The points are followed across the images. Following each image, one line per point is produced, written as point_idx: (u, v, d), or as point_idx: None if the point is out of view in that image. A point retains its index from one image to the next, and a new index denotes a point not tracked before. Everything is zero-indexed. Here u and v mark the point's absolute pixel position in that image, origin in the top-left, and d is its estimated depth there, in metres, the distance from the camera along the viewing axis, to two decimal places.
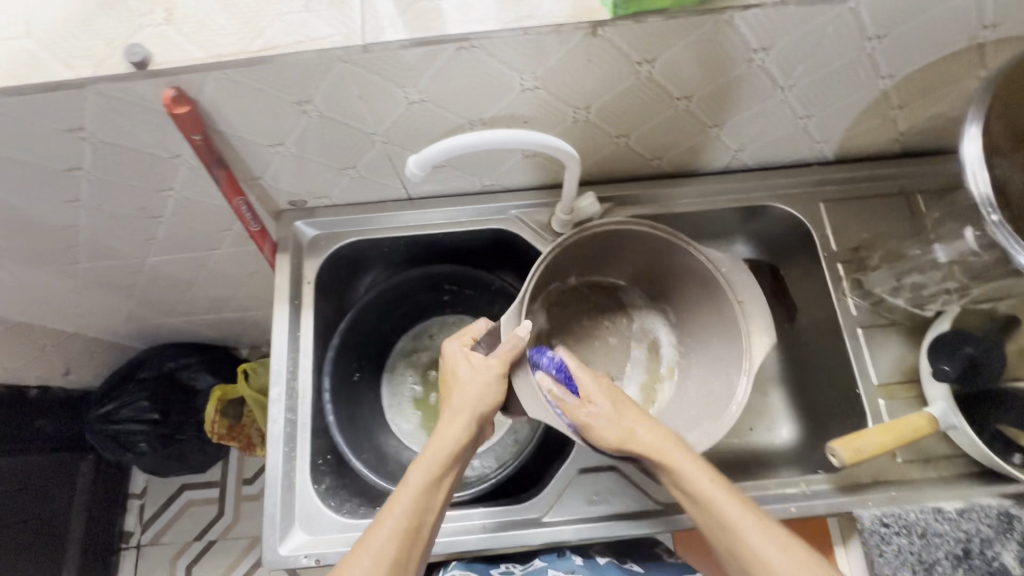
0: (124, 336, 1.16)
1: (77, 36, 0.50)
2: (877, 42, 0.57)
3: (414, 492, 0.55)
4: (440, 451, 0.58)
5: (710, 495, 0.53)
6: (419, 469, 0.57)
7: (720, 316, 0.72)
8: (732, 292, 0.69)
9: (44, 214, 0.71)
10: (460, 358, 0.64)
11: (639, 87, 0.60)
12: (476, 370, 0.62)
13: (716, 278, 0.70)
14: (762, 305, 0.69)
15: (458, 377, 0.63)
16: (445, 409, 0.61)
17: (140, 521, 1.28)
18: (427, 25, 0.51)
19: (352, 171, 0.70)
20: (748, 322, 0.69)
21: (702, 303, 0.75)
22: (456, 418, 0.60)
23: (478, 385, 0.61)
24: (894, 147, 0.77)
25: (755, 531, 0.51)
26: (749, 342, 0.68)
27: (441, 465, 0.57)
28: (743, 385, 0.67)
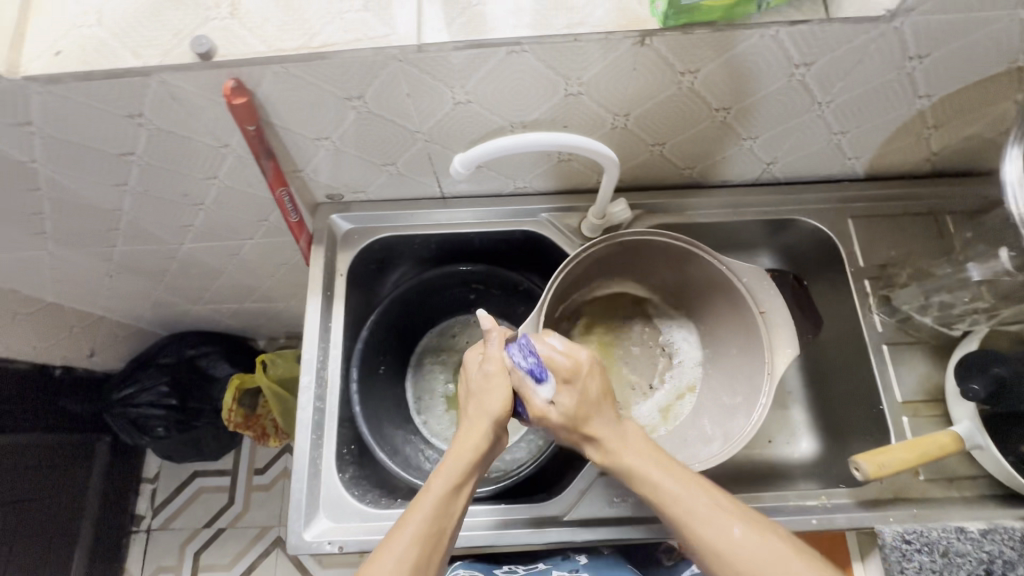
0: (150, 321, 1.19)
1: (147, 27, 0.53)
2: (918, 62, 0.58)
3: (434, 498, 0.54)
4: (459, 457, 0.57)
5: (659, 488, 0.54)
6: (439, 476, 0.56)
7: (742, 326, 0.73)
8: (755, 303, 0.70)
9: (91, 196, 0.73)
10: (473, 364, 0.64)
11: (679, 97, 0.61)
12: (491, 376, 0.61)
13: (737, 287, 0.70)
14: (787, 316, 0.69)
15: (474, 384, 0.62)
16: (463, 417, 0.61)
17: (152, 505, 1.30)
18: (480, 29, 0.52)
19: (391, 168, 0.71)
20: (771, 334, 0.69)
21: (725, 312, 0.75)
22: (474, 425, 0.59)
23: (493, 390, 0.60)
24: (925, 167, 0.77)
25: (705, 522, 0.52)
26: (772, 353, 0.68)
27: (461, 471, 0.56)
28: (765, 394, 0.67)
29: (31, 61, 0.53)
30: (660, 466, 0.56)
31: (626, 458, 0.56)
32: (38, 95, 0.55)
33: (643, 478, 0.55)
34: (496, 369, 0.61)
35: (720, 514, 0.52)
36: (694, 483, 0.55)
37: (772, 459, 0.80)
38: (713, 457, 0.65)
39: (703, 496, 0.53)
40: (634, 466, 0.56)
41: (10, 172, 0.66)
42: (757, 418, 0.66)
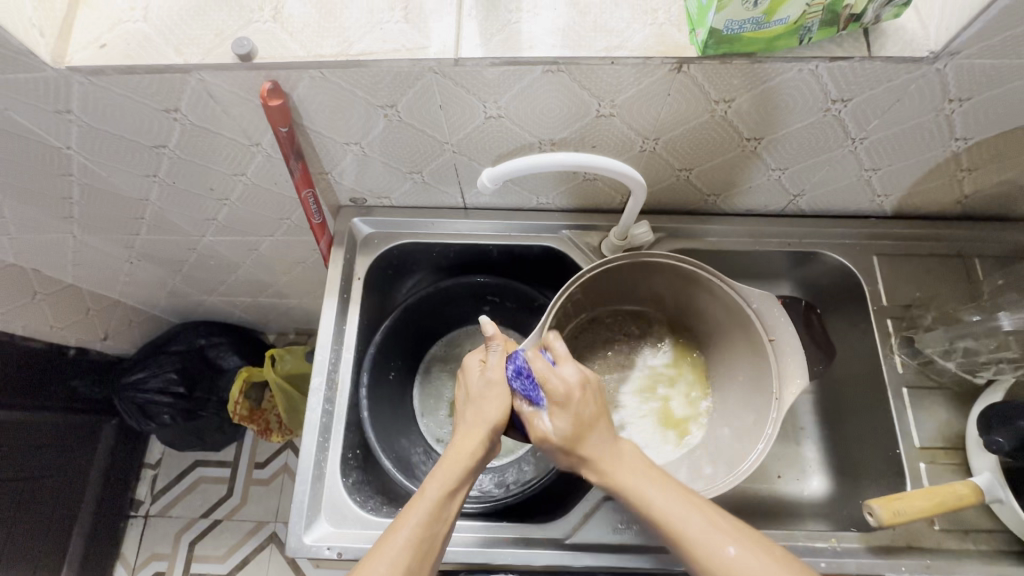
0: (164, 309, 1.20)
1: (192, 26, 0.54)
2: (957, 105, 0.57)
3: (429, 504, 0.54)
4: (457, 461, 0.57)
5: (650, 502, 0.54)
6: (435, 478, 0.56)
7: (751, 353, 0.71)
8: (764, 331, 0.68)
9: (120, 185, 0.74)
10: (474, 369, 0.63)
11: (711, 125, 0.61)
12: (492, 385, 0.61)
13: (747, 314, 0.69)
14: (798, 347, 0.67)
15: (473, 390, 0.62)
16: (460, 422, 0.61)
17: (151, 491, 1.30)
18: (517, 47, 0.53)
19: (416, 176, 0.72)
20: (782, 364, 0.67)
21: (734, 340, 0.73)
22: (472, 432, 0.59)
23: (494, 402, 0.60)
24: (955, 209, 0.76)
25: (700, 536, 0.52)
26: (781, 383, 0.67)
27: (457, 477, 0.56)
28: (773, 423, 0.66)
29: (76, 52, 0.54)
30: (652, 480, 0.55)
31: (619, 478, 0.56)
32: (79, 84, 0.56)
33: (634, 492, 0.55)
34: (497, 379, 0.61)
35: (713, 527, 0.52)
36: (687, 495, 0.55)
37: (780, 496, 0.79)
38: (714, 487, 0.64)
39: (697, 510, 0.53)
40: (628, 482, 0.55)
41: (45, 157, 0.67)
42: (761, 451, 0.65)
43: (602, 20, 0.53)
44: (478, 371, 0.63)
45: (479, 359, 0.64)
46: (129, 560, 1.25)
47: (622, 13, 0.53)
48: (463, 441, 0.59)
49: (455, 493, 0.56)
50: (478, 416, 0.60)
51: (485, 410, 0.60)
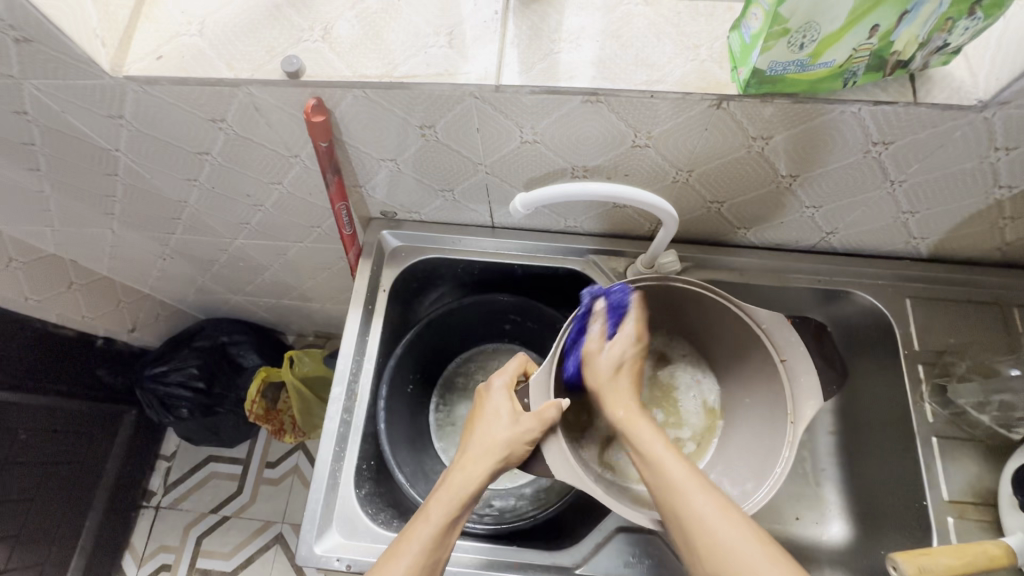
0: (191, 305, 1.22)
1: (243, 42, 0.56)
2: (1004, 153, 0.56)
3: (430, 528, 0.54)
4: (462, 489, 0.57)
5: (657, 456, 0.55)
6: (439, 503, 0.56)
7: (764, 378, 0.68)
8: (776, 351, 0.66)
9: (163, 187, 0.77)
10: (499, 400, 0.63)
11: (747, 160, 0.60)
12: (514, 421, 0.60)
13: (756, 333, 0.66)
14: (811, 367, 0.65)
15: (489, 415, 0.62)
16: (469, 448, 0.60)
17: (165, 482, 1.32)
18: (557, 77, 0.53)
19: (448, 194, 0.73)
20: (795, 386, 0.65)
21: (748, 366, 0.70)
22: (481, 459, 0.59)
23: (511, 440, 0.59)
24: (995, 255, 0.74)
25: (694, 493, 0.51)
26: (796, 405, 0.65)
27: (462, 500, 0.56)
28: (789, 446, 0.63)
29: (133, 62, 0.56)
30: (668, 443, 0.56)
31: (638, 429, 0.57)
32: (133, 93, 0.58)
33: (647, 447, 0.56)
34: (518, 418, 0.60)
35: (710, 502, 0.50)
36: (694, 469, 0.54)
37: (798, 538, 0.76)
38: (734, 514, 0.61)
39: (702, 486, 0.52)
40: (643, 438, 0.57)
41: (93, 156, 0.70)
42: (778, 478, 0.62)
43: (643, 54, 0.54)
44: (505, 403, 0.62)
45: (504, 389, 0.64)
46: (138, 549, 1.27)
47: (664, 48, 0.54)
48: (472, 462, 0.59)
49: (457, 521, 0.56)
50: (488, 440, 0.59)
51: (496, 436, 0.59)
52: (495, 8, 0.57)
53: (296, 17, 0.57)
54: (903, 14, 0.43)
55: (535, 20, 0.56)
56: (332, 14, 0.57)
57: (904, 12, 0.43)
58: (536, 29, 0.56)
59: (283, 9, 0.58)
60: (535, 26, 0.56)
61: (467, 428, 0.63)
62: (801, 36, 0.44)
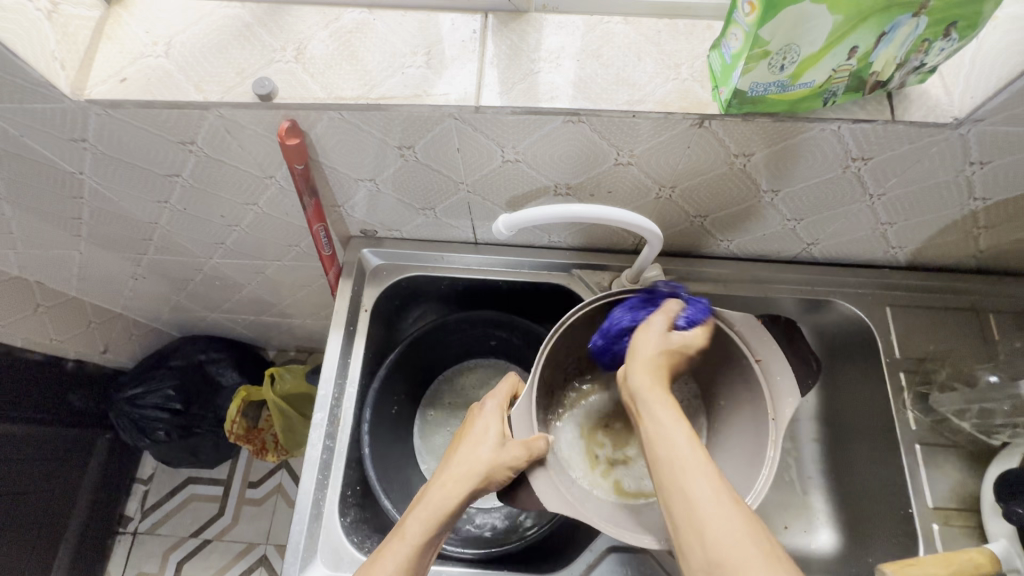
0: (165, 324, 1.18)
1: (212, 62, 0.54)
2: (978, 167, 0.57)
3: (408, 547, 0.52)
4: (444, 505, 0.54)
5: (666, 428, 0.45)
6: (419, 519, 0.53)
7: (739, 379, 0.66)
8: (750, 350, 0.63)
9: (132, 208, 0.74)
10: (490, 419, 0.61)
11: (728, 176, 0.60)
12: (502, 444, 0.58)
13: (730, 335, 0.64)
14: (786, 367, 0.63)
15: (478, 432, 0.60)
16: (453, 465, 0.57)
17: (142, 507, 1.28)
18: (536, 97, 0.53)
19: (429, 212, 0.71)
20: (773, 383, 0.62)
21: (728, 370, 0.68)
22: (465, 477, 0.56)
23: (496, 461, 0.57)
24: (969, 262, 0.75)
25: (696, 481, 0.42)
26: (775, 402, 0.62)
27: (443, 518, 0.54)
28: (773, 445, 0.60)
29: (96, 85, 0.54)
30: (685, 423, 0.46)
31: (655, 400, 0.48)
32: (96, 116, 0.55)
33: (657, 420, 0.46)
34: (506, 441, 0.59)
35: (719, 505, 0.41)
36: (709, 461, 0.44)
37: (786, 546, 0.76)
38: None
39: (714, 482, 0.42)
40: (657, 426, 0.46)
41: (56, 179, 0.67)
42: (761, 486, 0.58)
43: (624, 73, 0.53)
44: (495, 422, 0.61)
45: (494, 406, 0.62)
46: None
47: (645, 68, 0.54)
48: (455, 477, 0.56)
49: (434, 533, 0.53)
50: (473, 457, 0.57)
51: (483, 456, 0.57)
52: (473, 26, 0.56)
53: (267, 37, 0.56)
54: (880, 35, 0.44)
55: (514, 40, 0.55)
56: (306, 33, 0.56)
57: (882, 33, 0.43)
58: (515, 48, 0.55)
59: (253, 29, 0.56)
60: (514, 45, 0.55)
61: (454, 441, 0.61)
62: (780, 57, 0.44)
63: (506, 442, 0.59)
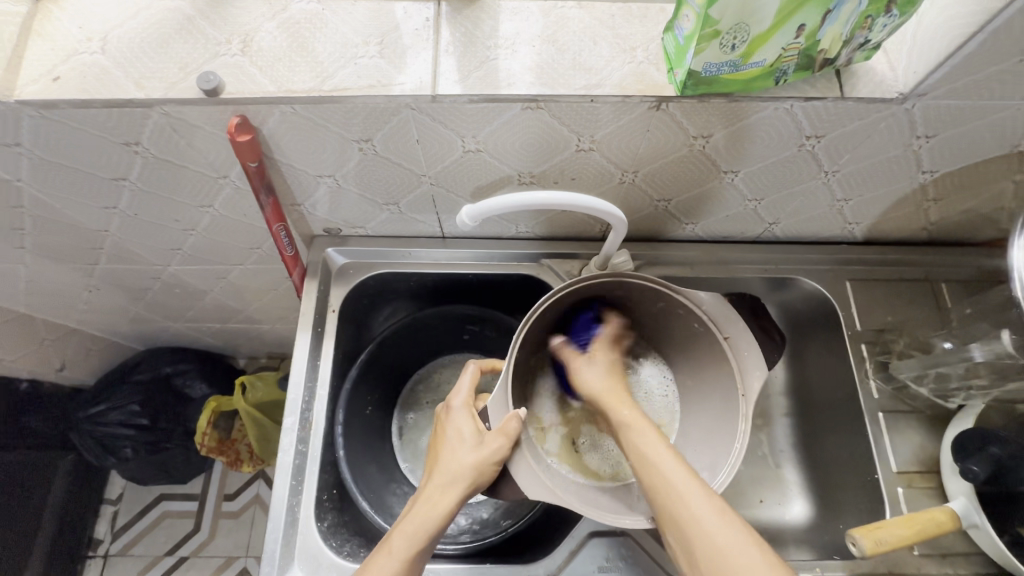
0: (125, 337, 1.13)
1: (152, 57, 0.52)
2: (924, 141, 0.59)
3: (398, 561, 0.51)
4: (430, 515, 0.54)
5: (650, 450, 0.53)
6: (406, 533, 0.53)
7: (710, 356, 0.67)
8: (719, 329, 0.64)
9: (79, 216, 0.70)
10: (462, 420, 0.60)
11: (689, 159, 0.61)
12: (478, 442, 0.58)
13: (698, 316, 0.64)
14: (753, 345, 0.63)
15: (453, 435, 0.59)
16: (435, 474, 0.57)
17: (111, 529, 1.23)
18: (493, 85, 0.52)
19: (393, 208, 0.70)
20: (741, 359, 0.63)
21: (697, 349, 0.68)
22: (447, 484, 0.56)
23: (478, 459, 0.56)
24: (922, 235, 0.78)
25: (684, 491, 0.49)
26: (743, 377, 0.63)
27: (430, 528, 0.53)
28: (744, 419, 0.61)
29: (26, 85, 0.51)
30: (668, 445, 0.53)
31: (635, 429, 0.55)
32: (30, 117, 0.52)
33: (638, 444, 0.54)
34: (485, 438, 0.58)
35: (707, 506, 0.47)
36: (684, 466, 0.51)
37: (763, 520, 0.78)
38: None
39: (702, 490, 0.49)
40: (647, 445, 0.53)
41: None
42: (735, 459, 0.60)
43: (581, 58, 0.53)
44: (467, 423, 0.60)
45: (463, 408, 0.61)
46: None
47: (601, 52, 0.53)
48: (438, 488, 0.56)
49: (423, 545, 0.53)
50: (452, 463, 0.57)
51: (462, 459, 0.57)
52: (426, 15, 0.55)
53: (210, 30, 0.53)
54: (826, 13, 0.44)
55: (468, 27, 0.55)
56: (251, 25, 0.54)
57: (828, 11, 0.44)
58: (470, 35, 0.54)
59: (195, 22, 0.54)
60: (469, 32, 0.54)
61: (433, 448, 0.61)
62: (731, 37, 0.44)
63: (484, 439, 0.58)
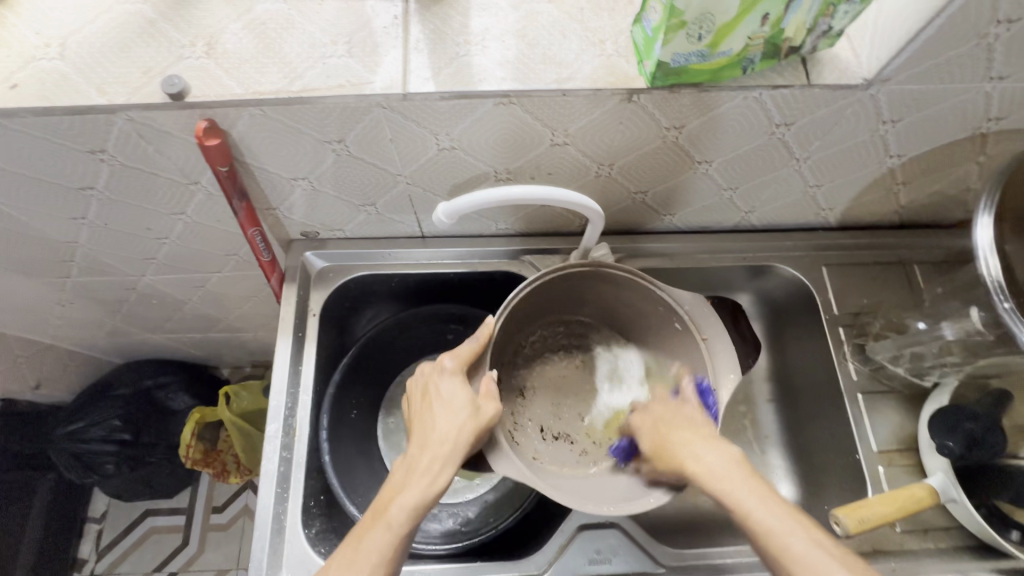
0: (102, 351, 1.11)
1: (113, 62, 0.51)
2: (890, 126, 0.60)
3: (396, 537, 0.50)
4: (428, 488, 0.52)
5: (733, 495, 0.49)
6: (405, 509, 0.51)
7: (683, 356, 0.67)
8: (697, 329, 0.65)
9: (46, 228, 0.68)
10: (454, 386, 0.58)
11: (663, 150, 0.61)
12: (473, 411, 0.56)
13: (676, 314, 0.65)
14: (729, 344, 0.64)
15: (446, 403, 0.57)
16: (429, 444, 0.55)
17: (96, 548, 1.20)
18: (465, 81, 0.52)
19: (370, 209, 0.70)
20: (715, 359, 0.64)
21: (673, 350, 0.68)
22: (445, 456, 0.54)
23: (476, 428, 0.55)
24: (893, 218, 0.80)
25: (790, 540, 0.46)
26: (715, 375, 0.63)
27: (428, 502, 0.52)
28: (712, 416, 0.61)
29: None
30: (751, 481, 0.50)
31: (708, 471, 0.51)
32: None
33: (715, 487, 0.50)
34: (478, 404, 0.57)
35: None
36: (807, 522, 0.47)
37: None
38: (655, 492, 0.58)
39: (805, 532, 0.46)
40: (728, 484, 0.50)
41: None
42: None
43: (551, 52, 0.53)
44: (459, 389, 0.58)
45: (456, 374, 0.58)
46: None
47: (571, 45, 0.54)
48: (434, 458, 0.54)
49: (422, 516, 0.52)
50: (449, 433, 0.54)
51: (458, 428, 0.55)
52: (394, 12, 0.55)
53: (173, 33, 0.52)
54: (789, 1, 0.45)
55: (437, 24, 0.54)
56: (215, 27, 0.53)
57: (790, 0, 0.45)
58: (439, 33, 0.54)
59: (157, 25, 0.53)
60: (438, 29, 0.54)
61: (423, 414, 0.57)
62: (697, 27, 0.45)
63: (477, 407, 0.56)
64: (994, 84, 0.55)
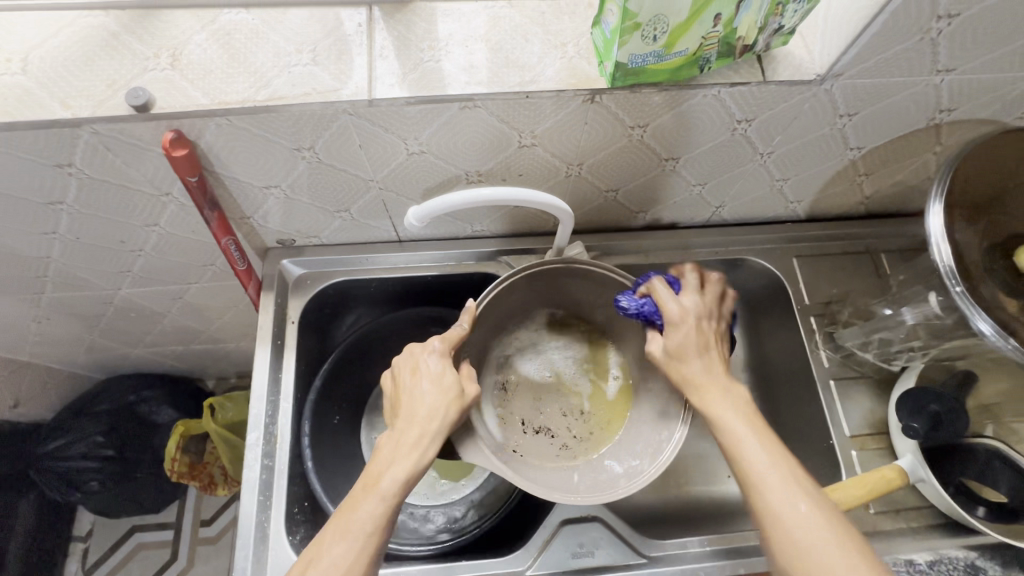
0: (81, 366, 1.10)
1: (77, 76, 0.51)
2: (848, 119, 0.62)
3: (387, 510, 0.49)
4: (419, 463, 0.51)
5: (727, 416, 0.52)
6: (396, 481, 0.50)
7: None
8: None
9: (17, 245, 0.68)
10: (439, 364, 0.57)
11: (629, 148, 0.63)
12: (460, 389, 0.56)
13: None
14: None
15: (432, 379, 0.56)
16: (418, 418, 0.53)
17: (83, 566, 1.18)
18: (430, 85, 0.53)
19: (344, 215, 0.70)
20: None
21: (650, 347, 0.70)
22: (434, 432, 0.53)
23: (463, 408, 0.55)
24: (859, 209, 0.82)
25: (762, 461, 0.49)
26: None
27: (416, 477, 0.51)
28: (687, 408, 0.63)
29: None
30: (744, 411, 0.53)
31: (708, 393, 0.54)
32: None
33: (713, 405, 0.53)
34: (463, 385, 0.57)
35: (814, 512, 0.47)
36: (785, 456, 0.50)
37: (733, 495, 0.79)
38: (631, 487, 0.60)
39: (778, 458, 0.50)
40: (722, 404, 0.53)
41: None
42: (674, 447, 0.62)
43: (514, 56, 0.54)
44: (444, 366, 0.57)
45: (442, 352, 0.57)
46: None
47: (533, 48, 0.55)
48: (423, 433, 0.52)
49: (409, 491, 0.51)
50: (437, 409, 0.54)
51: (444, 405, 0.54)
52: (359, 20, 0.55)
53: (137, 45, 0.53)
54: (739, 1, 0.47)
55: (402, 30, 0.55)
56: (180, 38, 0.53)
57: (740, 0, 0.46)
58: (403, 39, 0.55)
59: (121, 38, 0.53)
60: (402, 35, 0.55)
61: (407, 392, 0.55)
62: (652, 28, 0.46)
63: (462, 386, 0.56)
64: (941, 76, 0.57)
